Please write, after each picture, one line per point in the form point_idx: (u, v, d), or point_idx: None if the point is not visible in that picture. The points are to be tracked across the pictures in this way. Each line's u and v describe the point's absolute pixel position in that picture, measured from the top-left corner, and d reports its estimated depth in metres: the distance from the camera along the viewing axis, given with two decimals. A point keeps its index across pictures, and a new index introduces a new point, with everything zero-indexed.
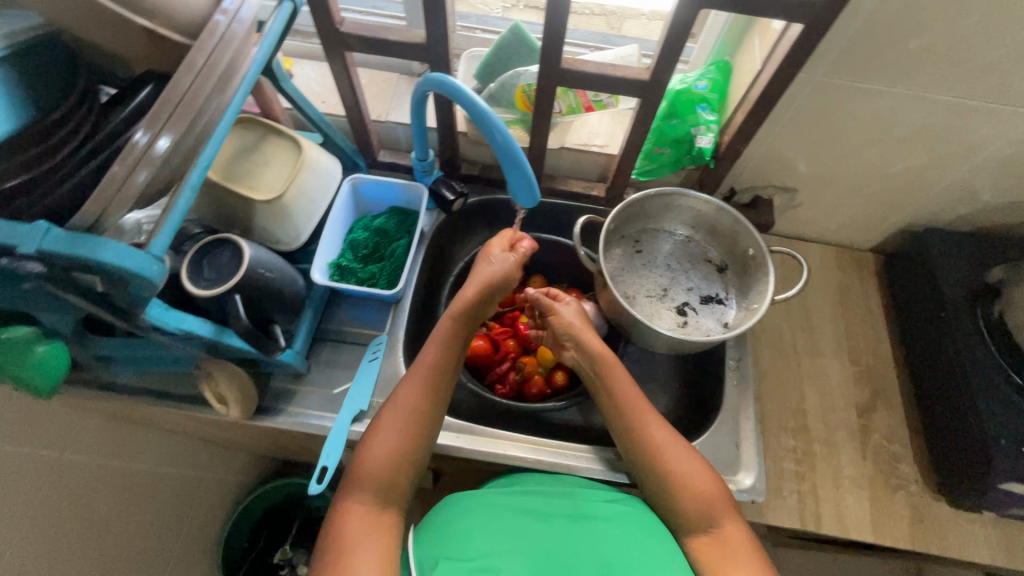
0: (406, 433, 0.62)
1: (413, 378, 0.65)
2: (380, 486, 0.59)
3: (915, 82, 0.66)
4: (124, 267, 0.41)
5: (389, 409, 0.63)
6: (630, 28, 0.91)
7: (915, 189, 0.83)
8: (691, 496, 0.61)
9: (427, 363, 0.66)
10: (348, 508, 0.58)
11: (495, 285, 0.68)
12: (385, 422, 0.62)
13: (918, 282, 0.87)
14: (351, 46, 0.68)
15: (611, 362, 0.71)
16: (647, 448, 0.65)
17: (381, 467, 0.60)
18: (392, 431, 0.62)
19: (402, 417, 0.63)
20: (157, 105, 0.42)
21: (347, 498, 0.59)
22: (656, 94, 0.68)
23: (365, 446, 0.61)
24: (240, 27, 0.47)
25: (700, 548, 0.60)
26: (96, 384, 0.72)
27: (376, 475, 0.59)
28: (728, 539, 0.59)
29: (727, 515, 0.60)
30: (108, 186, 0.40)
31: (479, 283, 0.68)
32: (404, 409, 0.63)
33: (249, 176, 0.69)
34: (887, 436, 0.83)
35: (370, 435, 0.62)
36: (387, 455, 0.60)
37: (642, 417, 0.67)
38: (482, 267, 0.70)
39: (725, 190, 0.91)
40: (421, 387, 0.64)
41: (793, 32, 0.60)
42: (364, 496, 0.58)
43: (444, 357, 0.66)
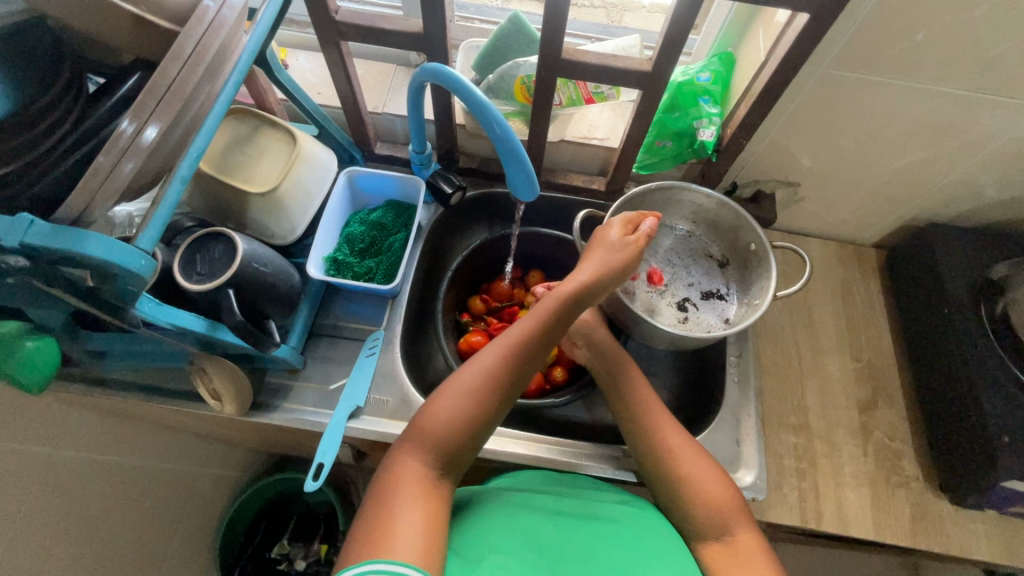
0: (481, 400, 0.59)
1: (500, 348, 0.61)
2: (439, 451, 0.56)
3: (922, 75, 0.64)
4: (110, 261, 0.40)
5: (463, 374, 0.60)
6: (631, 20, 0.89)
7: (919, 183, 0.82)
8: (703, 501, 0.61)
9: (520, 331, 0.62)
10: (403, 463, 0.55)
11: (607, 268, 0.64)
12: (452, 386, 0.59)
13: (922, 278, 0.86)
14: (346, 35, 0.66)
15: (628, 364, 0.73)
16: (661, 452, 0.65)
17: (442, 433, 0.57)
18: (460, 397, 0.58)
19: (473, 385, 0.59)
20: (143, 94, 0.40)
21: (403, 454, 0.56)
22: (658, 86, 0.67)
23: (430, 409, 0.58)
24: (230, 13, 0.45)
25: (712, 556, 0.58)
26: (89, 378, 0.71)
27: (439, 438, 0.57)
28: (741, 547, 0.57)
29: (740, 523, 0.59)
30: (93, 179, 0.39)
31: (599, 264, 0.64)
32: (478, 374, 0.59)
33: (242, 168, 0.68)
34: (888, 433, 0.82)
35: (435, 396, 0.59)
36: (453, 420, 0.57)
37: (658, 418, 0.67)
38: (597, 246, 0.66)
39: (727, 184, 0.90)
40: (514, 361, 0.61)
41: (799, 22, 0.58)
42: (419, 459, 0.56)
43: (537, 330, 0.62)
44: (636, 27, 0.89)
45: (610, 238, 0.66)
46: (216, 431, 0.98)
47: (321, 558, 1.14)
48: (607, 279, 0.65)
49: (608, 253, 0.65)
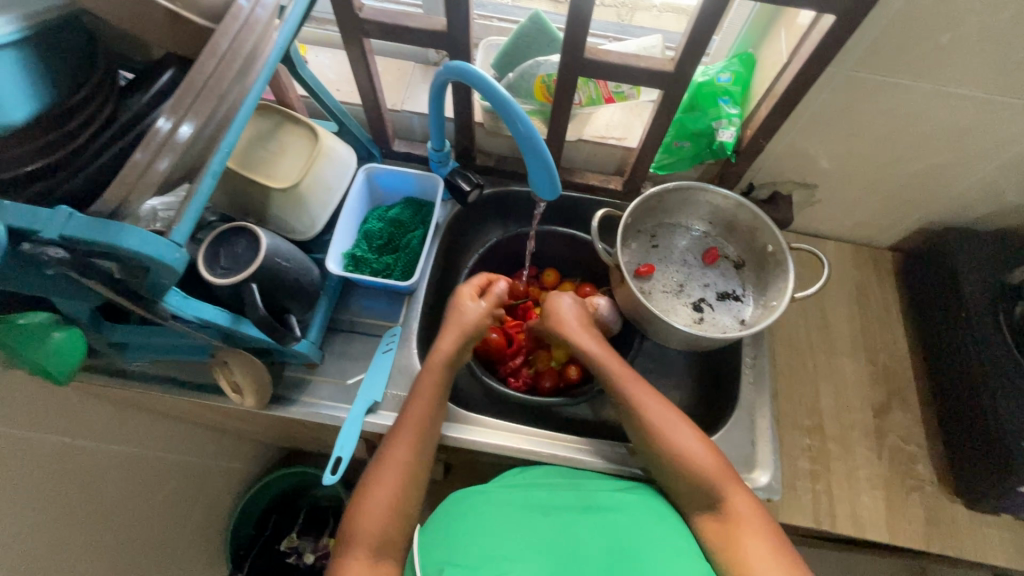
0: (396, 484, 0.61)
1: (400, 432, 0.64)
2: (378, 542, 0.58)
3: (946, 77, 0.64)
4: (147, 254, 0.41)
5: (378, 467, 0.62)
6: (642, 19, 0.89)
7: (939, 186, 0.81)
8: (693, 475, 0.61)
9: (410, 410, 0.66)
10: (345, 567, 0.56)
11: (472, 334, 0.71)
12: (378, 478, 0.61)
13: (939, 281, 0.85)
14: (369, 33, 0.67)
15: (600, 349, 0.72)
16: (646, 430, 0.65)
17: (378, 525, 0.58)
18: (387, 488, 0.60)
19: (395, 472, 0.62)
20: (180, 91, 0.41)
21: (343, 557, 0.57)
22: (680, 86, 0.67)
23: (359, 505, 0.60)
24: (263, 13, 0.45)
25: (710, 528, 0.60)
26: (110, 370, 0.72)
27: (375, 533, 0.58)
28: (736, 513, 0.58)
29: (732, 489, 0.59)
30: (130, 174, 0.39)
31: (459, 333, 0.70)
32: (394, 464, 0.62)
33: (264, 164, 0.68)
34: (903, 436, 0.82)
35: (365, 490, 0.61)
36: (384, 511, 0.59)
37: (639, 393, 0.67)
38: (457, 316, 0.72)
39: (743, 185, 0.90)
40: (409, 442, 0.64)
41: (824, 24, 0.58)
42: (361, 553, 0.57)
43: (427, 408, 0.66)
44: (648, 26, 0.89)
45: (465, 305, 0.72)
46: (231, 424, 0.99)
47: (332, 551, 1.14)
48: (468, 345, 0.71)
49: (462, 323, 0.71)
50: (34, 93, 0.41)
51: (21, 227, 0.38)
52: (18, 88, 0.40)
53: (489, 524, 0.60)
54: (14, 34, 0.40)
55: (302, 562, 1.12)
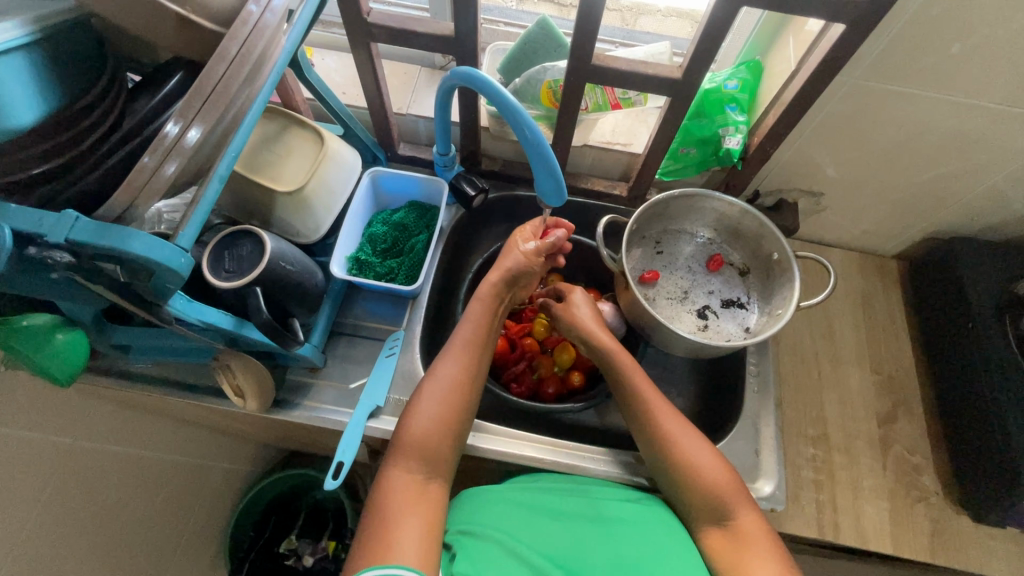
0: (447, 401, 0.62)
1: (453, 352, 0.66)
2: (425, 455, 0.59)
3: (956, 88, 0.64)
4: (152, 258, 0.40)
5: (428, 383, 0.63)
6: (646, 24, 0.89)
7: (945, 196, 0.81)
8: (704, 488, 0.60)
9: (466, 334, 0.67)
10: (392, 475, 0.57)
11: (517, 271, 0.71)
12: (425, 395, 0.62)
13: (946, 291, 0.85)
14: (377, 37, 0.67)
15: (617, 348, 0.70)
16: (659, 438, 0.64)
17: (426, 438, 0.59)
18: (434, 404, 0.61)
19: (444, 390, 0.62)
20: (188, 96, 0.41)
21: (391, 466, 0.58)
22: (687, 94, 0.66)
23: (407, 418, 0.61)
24: (272, 16, 0.45)
25: (715, 543, 0.58)
26: (111, 371, 0.72)
27: (422, 445, 0.59)
28: (745, 533, 0.57)
29: (742, 507, 0.59)
30: (137, 178, 0.39)
31: (505, 272, 0.70)
32: (445, 381, 0.63)
33: (270, 167, 0.68)
34: (907, 447, 0.82)
35: (412, 406, 0.62)
36: (432, 428, 0.60)
37: (655, 403, 0.66)
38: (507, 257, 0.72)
39: (750, 192, 0.90)
40: (459, 361, 0.65)
41: (833, 33, 0.58)
42: (410, 465, 0.58)
43: (481, 332, 0.68)
44: (653, 31, 0.89)
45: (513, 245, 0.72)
46: (232, 425, 0.99)
47: (330, 554, 1.12)
48: (515, 282, 0.71)
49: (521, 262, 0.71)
50: (43, 97, 0.41)
51: (29, 231, 0.38)
52: (27, 95, 0.40)
53: (497, 524, 0.60)
54: (23, 36, 0.40)
55: (301, 565, 1.12)
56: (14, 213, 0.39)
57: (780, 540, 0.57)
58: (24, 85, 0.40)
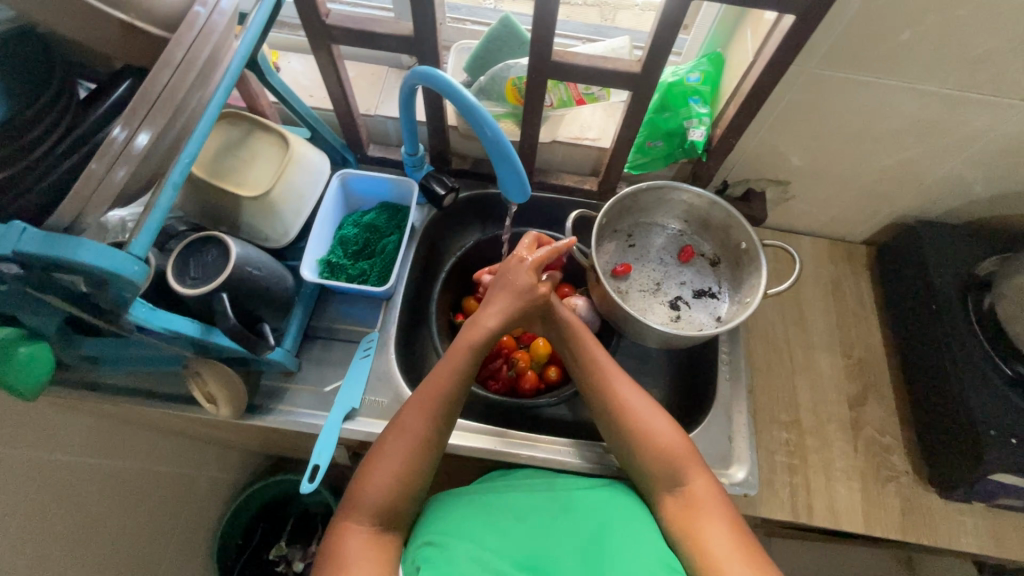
0: (410, 457, 0.60)
1: (423, 404, 0.62)
2: (381, 513, 0.58)
3: (909, 74, 0.65)
4: (103, 268, 0.40)
5: (394, 434, 0.61)
6: (623, 19, 0.90)
7: (906, 181, 0.83)
8: (656, 456, 0.62)
9: (439, 383, 0.64)
10: (347, 531, 0.57)
11: (523, 301, 0.68)
12: (389, 449, 0.60)
13: (911, 274, 0.87)
14: (337, 39, 0.67)
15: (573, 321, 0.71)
16: (612, 408, 0.65)
17: (383, 497, 0.58)
18: (395, 460, 0.60)
19: (408, 446, 0.60)
20: (135, 102, 0.41)
21: (345, 519, 0.58)
22: (647, 87, 0.67)
23: (365, 474, 0.60)
24: (220, 18, 0.45)
25: (671, 510, 0.60)
26: (84, 383, 0.71)
27: (379, 504, 0.58)
28: (696, 497, 0.59)
29: (696, 473, 0.61)
30: (86, 186, 0.39)
31: (511, 300, 0.67)
32: (410, 436, 0.61)
33: (234, 172, 0.68)
34: (878, 428, 0.83)
35: (373, 460, 0.60)
36: (388, 484, 0.59)
37: (608, 374, 0.67)
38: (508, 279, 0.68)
39: (718, 183, 0.91)
40: (428, 413, 0.62)
41: (786, 23, 0.59)
42: (363, 522, 0.57)
43: (456, 381, 0.64)
44: (628, 26, 0.89)
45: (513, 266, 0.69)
46: (212, 433, 0.98)
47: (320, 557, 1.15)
48: (520, 314, 0.68)
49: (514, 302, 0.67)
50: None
51: None
52: None
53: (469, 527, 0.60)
54: None
55: (291, 570, 1.13)
56: None
57: (729, 500, 0.60)
58: None
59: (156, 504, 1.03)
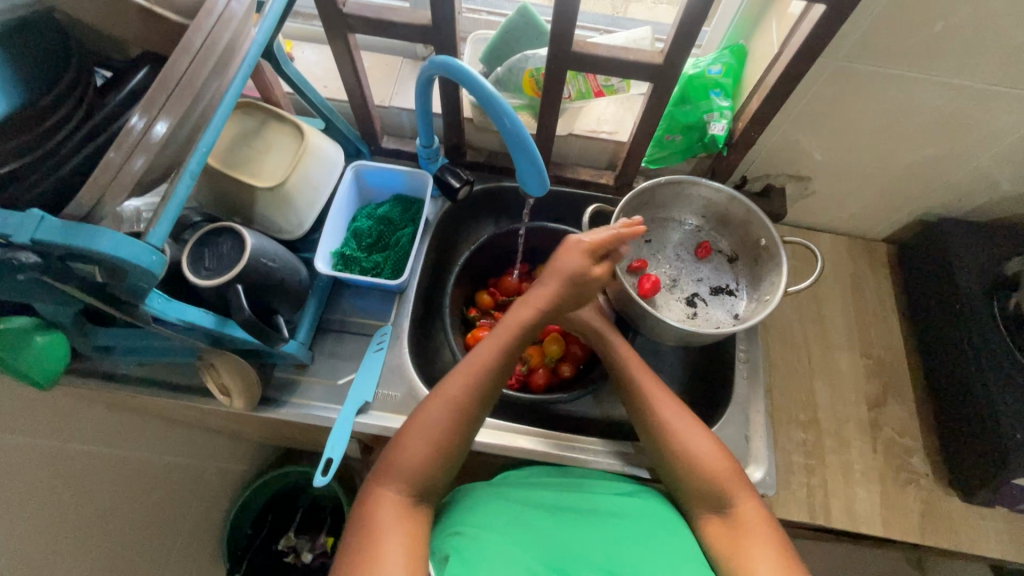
0: (446, 426, 0.60)
1: (460, 375, 0.63)
2: (414, 479, 0.58)
3: (940, 67, 0.63)
4: (122, 258, 0.40)
5: (430, 403, 0.62)
6: (636, 12, 0.88)
7: (931, 178, 0.81)
8: (703, 477, 0.60)
9: (480, 356, 0.64)
10: (380, 496, 0.56)
11: (578, 281, 0.66)
12: (425, 416, 0.61)
13: (934, 273, 0.85)
14: (354, 28, 0.65)
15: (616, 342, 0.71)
16: (655, 428, 0.65)
17: (416, 461, 0.58)
18: (432, 428, 0.60)
19: (444, 414, 0.61)
20: (152, 89, 0.40)
21: (379, 484, 0.58)
22: (669, 79, 0.66)
23: (401, 440, 0.60)
24: (239, 7, 0.44)
25: (715, 531, 0.59)
26: (97, 373, 0.71)
27: (413, 468, 0.58)
28: (744, 519, 0.58)
29: (742, 495, 0.59)
30: (103, 175, 0.38)
31: (562, 282, 0.66)
32: (446, 404, 0.61)
33: (248, 163, 0.67)
34: (898, 429, 0.82)
35: (409, 427, 0.61)
36: (423, 451, 0.59)
37: (652, 394, 0.66)
38: (556, 261, 0.67)
39: (737, 178, 0.89)
40: (466, 384, 0.62)
41: (814, 14, 0.57)
42: (395, 487, 0.57)
43: (496, 357, 0.65)
44: (643, 17, 0.88)
45: (565, 250, 0.67)
46: (223, 424, 0.99)
47: (329, 550, 1.13)
48: (575, 293, 0.67)
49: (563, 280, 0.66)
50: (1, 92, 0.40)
51: None
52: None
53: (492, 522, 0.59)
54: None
55: (300, 561, 1.12)
56: None
57: (778, 523, 0.58)
58: None
59: (168, 493, 1.04)
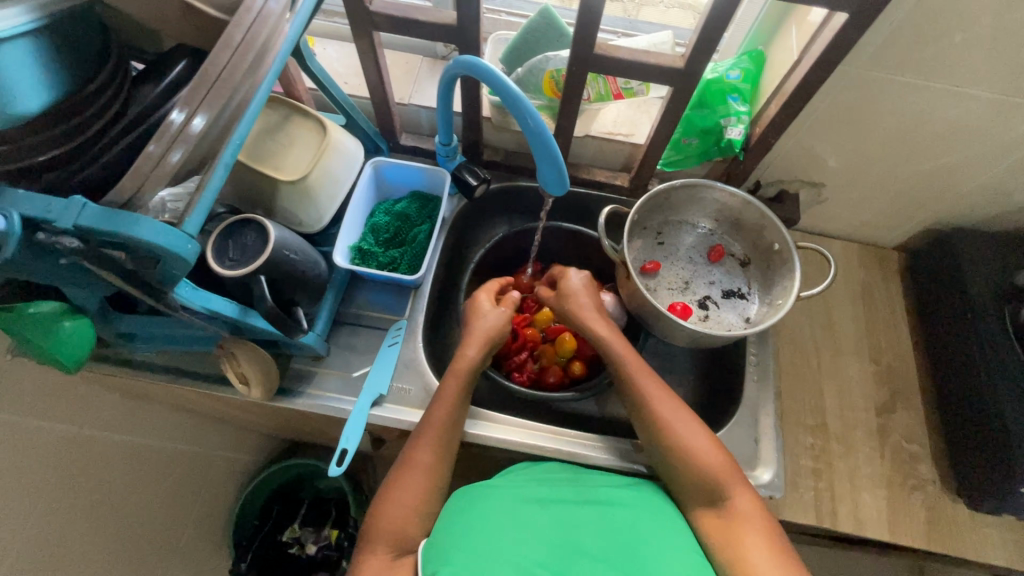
0: (422, 489, 0.62)
1: (424, 436, 0.65)
2: (399, 537, 0.58)
3: (958, 77, 0.64)
4: (159, 245, 0.41)
5: (402, 468, 0.64)
6: (647, 15, 0.90)
7: (945, 187, 0.81)
8: (696, 469, 0.61)
9: (439, 416, 0.67)
10: (365, 561, 0.57)
11: (493, 340, 0.73)
12: (400, 482, 0.63)
13: (945, 282, 0.85)
14: (379, 26, 0.67)
15: (608, 331, 0.72)
16: (652, 421, 0.65)
17: (399, 522, 0.59)
18: (409, 490, 0.62)
19: (418, 477, 0.63)
20: (193, 84, 0.41)
21: (364, 550, 0.58)
22: (689, 83, 0.66)
23: (381, 504, 0.61)
24: (276, 6, 0.45)
25: (710, 524, 0.59)
26: (118, 360, 0.72)
27: (394, 527, 0.59)
28: (737, 511, 0.58)
29: (736, 487, 0.60)
30: (144, 165, 0.40)
31: (483, 342, 0.72)
32: (418, 469, 0.63)
33: (273, 156, 0.68)
34: (905, 436, 0.82)
35: (386, 491, 0.62)
36: (404, 514, 0.60)
37: (650, 387, 0.67)
38: (480, 324, 0.74)
39: (750, 183, 0.90)
40: (433, 447, 0.65)
41: (836, 22, 0.58)
42: (379, 547, 0.58)
43: (453, 417, 0.67)
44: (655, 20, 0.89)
45: (485, 314, 0.75)
46: (237, 414, 1.00)
47: (333, 543, 1.12)
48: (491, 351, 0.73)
49: (487, 333, 0.73)
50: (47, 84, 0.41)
51: (36, 217, 0.39)
52: (33, 82, 0.40)
53: (500, 516, 0.58)
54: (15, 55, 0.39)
55: (304, 553, 1.11)
56: (20, 199, 0.39)
57: (774, 517, 0.58)
58: (30, 71, 0.40)
59: (178, 481, 1.05)
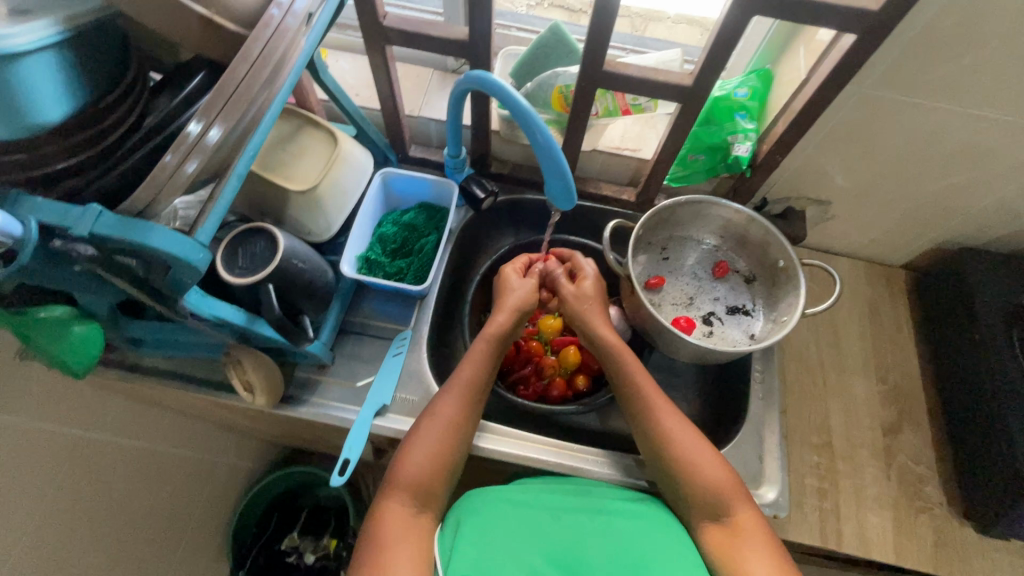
0: (445, 442, 0.62)
1: (453, 392, 0.66)
2: (420, 492, 0.59)
3: (967, 98, 0.64)
4: (171, 252, 0.42)
5: (427, 419, 0.64)
6: (655, 29, 0.91)
7: (954, 207, 0.81)
8: (701, 485, 0.60)
9: (468, 376, 0.67)
10: (384, 507, 0.57)
11: (522, 307, 0.72)
12: (422, 431, 0.62)
13: (954, 303, 0.85)
14: (392, 41, 0.68)
15: (617, 343, 0.71)
16: (657, 438, 0.64)
17: (421, 474, 0.60)
18: (432, 443, 0.62)
19: (442, 431, 0.63)
20: (211, 95, 0.42)
21: (384, 496, 0.59)
22: (697, 101, 0.67)
23: (405, 451, 0.61)
24: (293, 20, 0.46)
25: (714, 538, 0.58)
26: (123, 364, 0.73)
27: (418, 479, 0.59)
28: (743, 527, 0.57)
29: (740, 502, 0.59)
30: (160, 175, 0.41)
31: (512, 312, 0.71)
32: (443, 421, 0.63)
33: (284, 166, 0.69)
34: (912, 457, 0.82)
35: (409, 441, 0.62)
36: (427, 464, 0.61)
37: (657, 405, 0.66)
38: (510, 294, 0.73)
39: (757, 200, 0.91)
40: (459, 402, 0.65)
41: (844, 43, 0.59)
42: (402, 497, 0.58)
43: (480, 374, 0.68)
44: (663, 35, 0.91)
45: (514, 284, 0.74)
46: (240, 420, 1.00)
47: (331, 553, 1.11)
48: (520, 319, 0.72)
49: (518, 301, 0.72)
50: (70, 93, 0.41)
51: (53, 223, 0.40)
52: (56, 94, 0.40)
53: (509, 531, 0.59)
54: (56, 36, 0.38)
55: (302, 563, 1.10)
56: (37, 206, 0.40)
57: (778, 537, 0.57)
58: (55, 82, 0.40)
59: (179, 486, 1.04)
